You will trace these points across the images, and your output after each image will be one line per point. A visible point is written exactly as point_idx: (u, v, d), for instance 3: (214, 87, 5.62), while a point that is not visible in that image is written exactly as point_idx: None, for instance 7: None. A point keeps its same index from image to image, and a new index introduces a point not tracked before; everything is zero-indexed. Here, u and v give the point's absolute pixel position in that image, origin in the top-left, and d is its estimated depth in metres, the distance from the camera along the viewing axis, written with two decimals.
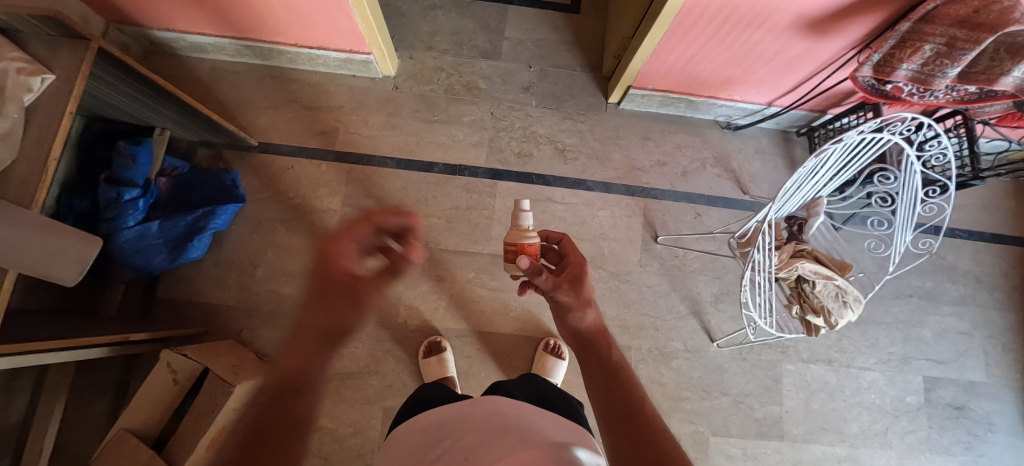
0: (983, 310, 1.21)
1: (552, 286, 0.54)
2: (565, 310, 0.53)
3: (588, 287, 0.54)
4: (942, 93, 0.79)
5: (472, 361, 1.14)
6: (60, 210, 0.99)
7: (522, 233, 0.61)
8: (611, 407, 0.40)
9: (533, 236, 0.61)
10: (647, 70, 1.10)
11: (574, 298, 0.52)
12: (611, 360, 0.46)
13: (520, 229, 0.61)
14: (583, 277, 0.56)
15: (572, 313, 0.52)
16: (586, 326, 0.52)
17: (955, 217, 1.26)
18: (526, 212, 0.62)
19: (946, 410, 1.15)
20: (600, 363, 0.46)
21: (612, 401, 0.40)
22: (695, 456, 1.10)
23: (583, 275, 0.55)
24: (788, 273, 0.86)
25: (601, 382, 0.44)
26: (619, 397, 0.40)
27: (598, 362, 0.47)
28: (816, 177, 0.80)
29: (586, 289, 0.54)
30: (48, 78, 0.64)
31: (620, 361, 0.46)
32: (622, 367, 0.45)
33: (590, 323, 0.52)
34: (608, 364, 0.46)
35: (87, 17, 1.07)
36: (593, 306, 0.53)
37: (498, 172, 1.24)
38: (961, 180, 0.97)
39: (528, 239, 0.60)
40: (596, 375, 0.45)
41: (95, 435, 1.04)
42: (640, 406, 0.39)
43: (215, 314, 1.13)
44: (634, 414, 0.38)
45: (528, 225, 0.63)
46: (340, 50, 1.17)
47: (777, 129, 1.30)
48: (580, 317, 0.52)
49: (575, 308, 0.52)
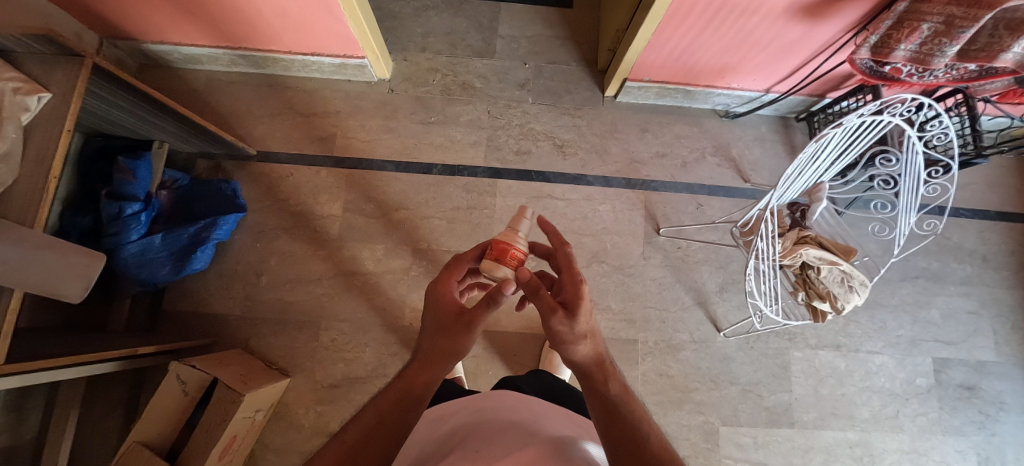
0: (991, 289, 1.20)
1: (546, 309, 0.45)
2: (558, 340, 0.45)
3: (583, 317, 0.45)
4: (942, 72, 0.78)
5: (479, 361, 1.15)
6: (63, 227, 1.00)
7: (514, 236, 0.56)
8: (616, 440, 0.38)
9: (523, 243, 0.56)
10: (643, 62, 1.09)
11: (569, 330, 0.44)
12: (611, 395, 0.41)
13: (513, 231, 0.57)
14: (577, 300, 0.47)
15: (563, 345, 0.45)
16: (583, 359, 0.45)
17: (959, 197, 1.25)
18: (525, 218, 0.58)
19: (957, 390, 1.15)
20: (599, 398, 0.42)
21: (617, 435, 0.38)
22: (705, 446, 1.10)
23: (576, 300, 0.46)
24: (793, 260, 0.85)
25: (602, 416, 0.40)
26: (623, 434, 0.38)
27: (596, 393, 0.42)
28: (817, 162, 0.80)
29: (582, 319, 0.45)
30: (44, 96, 0.65)
31: (622, 394, 0.42)
32: (625, 400, 0.41)
33: (585, 356, 0.45)
34: (609, 400, 0.41)
35: (80, 33, 1.07)
36: (591, 338, 0.45)
37: (498, 171, 1.24)
38: (964, 158, 0.96)
39: (518, 243, 0.56)
40: (596, 408, 0.41)
41: (108, 448, 1.05)
42: (645, 441, 0.37)
43: (221, 324, 1.14)
44: (642, 449, 0.36)
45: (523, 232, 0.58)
46: (334, 56, 1.17)
47: (776, 116, 1.29)
48: (572, 350, 0.45)
49: (568, 342, 0.44)
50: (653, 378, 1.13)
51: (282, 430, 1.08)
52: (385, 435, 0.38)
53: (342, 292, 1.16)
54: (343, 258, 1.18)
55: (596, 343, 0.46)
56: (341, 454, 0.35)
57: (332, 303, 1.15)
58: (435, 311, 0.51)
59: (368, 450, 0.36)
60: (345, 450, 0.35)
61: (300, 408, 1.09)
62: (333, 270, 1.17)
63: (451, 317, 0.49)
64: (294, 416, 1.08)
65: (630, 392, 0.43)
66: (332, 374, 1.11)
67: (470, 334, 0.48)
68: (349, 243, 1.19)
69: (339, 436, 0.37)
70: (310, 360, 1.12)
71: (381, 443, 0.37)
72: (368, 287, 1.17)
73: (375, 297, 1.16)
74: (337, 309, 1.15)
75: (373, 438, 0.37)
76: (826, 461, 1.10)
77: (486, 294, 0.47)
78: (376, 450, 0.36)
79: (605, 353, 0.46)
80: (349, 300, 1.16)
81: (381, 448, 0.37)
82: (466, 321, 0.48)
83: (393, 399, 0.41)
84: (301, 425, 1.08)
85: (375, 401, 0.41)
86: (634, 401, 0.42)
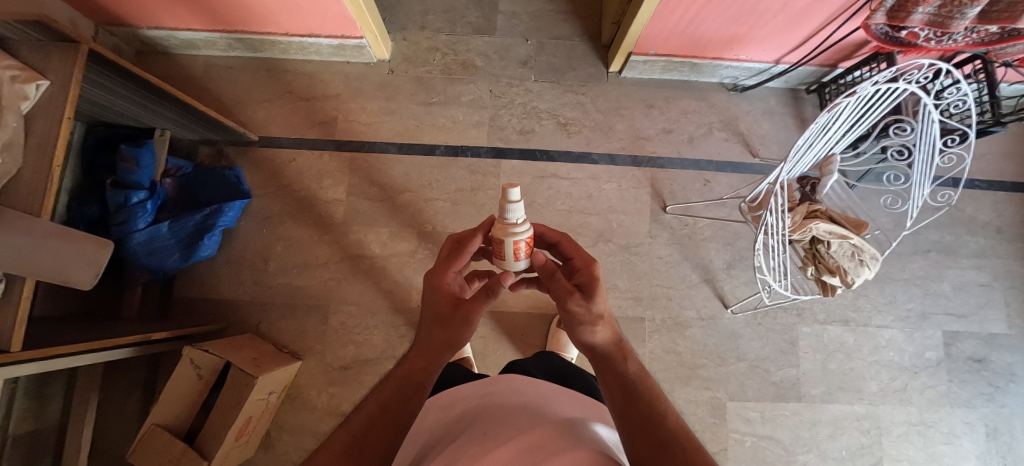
0: (1005, 261, 1.18)
1: (563, 291, 0.47)
2: (574, 323, 0.46)
3: (600, 299, 0.46)
4: (961, 36, 0.75)
5: (487, 341, 1.16)
6: (72, 216, 1.00)
7: (511, 227, 0.50)
8: (631, 420, 0.38)
9: (527, 229, 0.51)
10: (649, 34, 1.05)
11: (586, 311, 0.45)
12: (629, 375, 0.42)
13: (508, 223, 0.50)
14: (593, 282, 0.48)
15: (581, 328, 0.45)
16: (600, 342, 0.45)
17: (974, 168, 1.22)
18: (518, 204, 0.49)
19: (966, 363, 1.14)
20: (617, 379, 0.42)
21: (632, 415, 0.39)
22: (713, 421, 1.11)
23: (594, 282, 0.48)
24: (802, 234, 0.83)
25: (618, 397, 0.41)
26: (639, 415, 0.38)
27: (612, 375, 0.43)
28: (828, 133, 0.77)
29: (600, 300, 0.46)
30: (42, 84, 0.63)
31: (640, 374, 0.43)
32: (642, 380, 0.42)
33: (603, 339, 0.45)
34: (626, 380, 0.42)
35: (75, 20, 1.06)
36: (607, 320, 0.46)
37: (501, 151, 1.22)
38: (982, 126, 0.92)
39: (516, 235, 0.50)
40: (611, 390, 0.42)
41: (128, 431, 1.07)
42: (662, 420, 0.38)
43: (231, 310, 1.15)
44: (657, 428, 0.37)
45: (516, 217, 0.50)
46: (332, 36, 1.14)
47: (786, 88, 1.26)
48: (591, 333, 0.45)
49: (585, 322, 0.45)
50: (660, 355, 1.14)
51: (296, 412, 1.10)
52: (387, 423, 0.39)
53: (349, 276, 1.16)
54: (349, 242, 1.18)
55: (611, 326, 0.46)
56: (347, 441, 0.36)
57: (340, 287, 1.16)
58: (432, 301, 0.51)
59: (373, 438, 0.37)
60: (350, 438, 0.37)
61: (313, 390, 1.11)
62: (339, 254, 1.17)
63: (447, 310, 0.49)
64: (307, 397, 1.11)
65: (647, 373, 0.43)
66: (343, 356, 1.13)
67: (468, 327, 0.48)
68: (355, 227, 1.19)
69: (344, 425, 0.38)
70: (320, 343, 1.13)
71: (384, 431, 0.38)
72: (374, 270, 1.17)
73: (382, 280, 1.17)
74: (344, 293, 1.16)
75: (376, 427, 0.38)
76: (833, 434, 1.11)
77: (486, 284, 0.48)
78: (381, 438, 0.37)
79: (622, 335, 0.47)
80: (356, 283, 1.16)
81: (384, 439, 0.38)
82: (463, 315, 0.48)
83: (393, 388, 0.42)
84: (313, 406, 1.10)
85: (377, 390, 0.43)
86: (651, 382, 0.43)
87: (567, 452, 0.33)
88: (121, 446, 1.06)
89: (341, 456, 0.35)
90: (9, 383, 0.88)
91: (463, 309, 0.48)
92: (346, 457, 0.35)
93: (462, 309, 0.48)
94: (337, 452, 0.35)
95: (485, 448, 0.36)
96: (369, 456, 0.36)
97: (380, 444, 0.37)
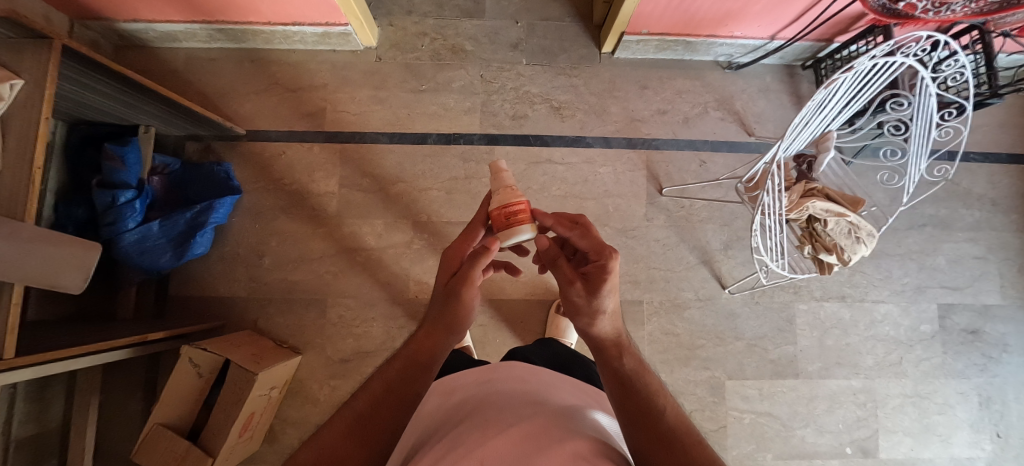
0: (1000, 233, 1.19)
1: (565, 281, 0.48)
2: (575, 312, 0.47)
3: (607, 297, 0.45)
4: (960, 6, 0.68)
5: (486, 329, 1.16)
6: (59, 219, 0.98)
7: (510, 194, 0.51)
8: (630, 413, 0.39)
9: (522, 196, 0.51)
10: (641, 13, 1.02)
11: (585, 302, 0.46)
12: (626, 370, 0.43)
13: (505, 192, 0.52)
14: (602, 276, 0.46)
15: (583, 319, 0.46)
16: (601, 333, 0.45)
17: (969, 141, 1.22)
18: (509, 173, 0.53)
19: (961, 335, 1.16)
20: (614, 374, 0.43)
21: (631, 410, 0.39)
22: (712, 400, 1.12)
23: (601, 276, 0.46)
24: (799, 213, 0.83)
25: (615, 390, 0.42)
26: (637, 408, 0.39)
27: (608, 370, 0.44)
28: (825, 111, 0.75)
29: (604, 297, 0.45)
30: (16, 83, 0.60)
31: (637, 370, 0.43)
32: (639, 375, 0.42)
33: (603, 331, 0.45)
34: (622, 375, 0.42)
35: (47, 15, 1.02)
36: (610, 314, 0.46)
37: (494, 137, 1.21)
38: (978, 99, 0.91)
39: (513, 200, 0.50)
40: (609, 383, 0.43)
41: (131, 430, 1.08)
42: (660, 414, 0.39)
43: (228, 307, 1.14)
44: (656, 422, 0.37)
45: (512, 183, 0.53)
46: (315, 24, 1.11)
47: (781, 64, 1.24)
48: (590, 326, 0.46)
49: (585, 314, 0.46)
50: (659, 337, 1.14)
51: (298, 405, 1.11)
52: (393, 403, 0.39)
53: (346, 269, 1.16)
54: (343, 235, 1.17)
55: (614, 319, 0.46)
56: (350, 421, 0.37)
57: (337, 280, 1.15)
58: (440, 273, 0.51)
59: (377, 417, 0.38)
60: (355, 417, 0.38)
61: (314, 384, 1.11)
62: (334, 248, 1.16)
63: (446, 280, 0.50)
64: (309, 391, 1.11)
65: (644, 366, 0.44)
66: (343, 349, 1.13)
67: (462, 302, 0.47)
68: (348, 220, 1.17)
69: (349, 404, 0.39)
70: (320, 337, 1.13)
71: (390, 409, 0.39)
72: (370, 262, 1.16)
73: (379, 272, 1.16)
74: (342, 286, 1.15)
75: (381, 405, 0.39)
76: (830, 408, 1.13)
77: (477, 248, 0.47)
78: (388, 417, 0.38)
79: (623, 329, 0.47)
80: (352, 276, 1.16)
81: (389, 417, 0.38)
82: (457, 289, 0.47)
83: (399, 368, 0.42)
84: (316, 399, 1.11)
85: (382, 370, 0.43)
86: (649, 375, 0.43)
87: (569, 440, 0.33)
88: (127, 444, 1.06)
89: (346, 435, 0.36)
90: (8, 388, 0.88)
91: (456, 281, 0.48)
92: (350, 436, 0.36)
93: (456, 281, 0.48)
94: (342, 431, 0.36)
95: (486, 434, 0.36)
96: (375, 435, 0.37)
97: (384, 424, 0.38)
